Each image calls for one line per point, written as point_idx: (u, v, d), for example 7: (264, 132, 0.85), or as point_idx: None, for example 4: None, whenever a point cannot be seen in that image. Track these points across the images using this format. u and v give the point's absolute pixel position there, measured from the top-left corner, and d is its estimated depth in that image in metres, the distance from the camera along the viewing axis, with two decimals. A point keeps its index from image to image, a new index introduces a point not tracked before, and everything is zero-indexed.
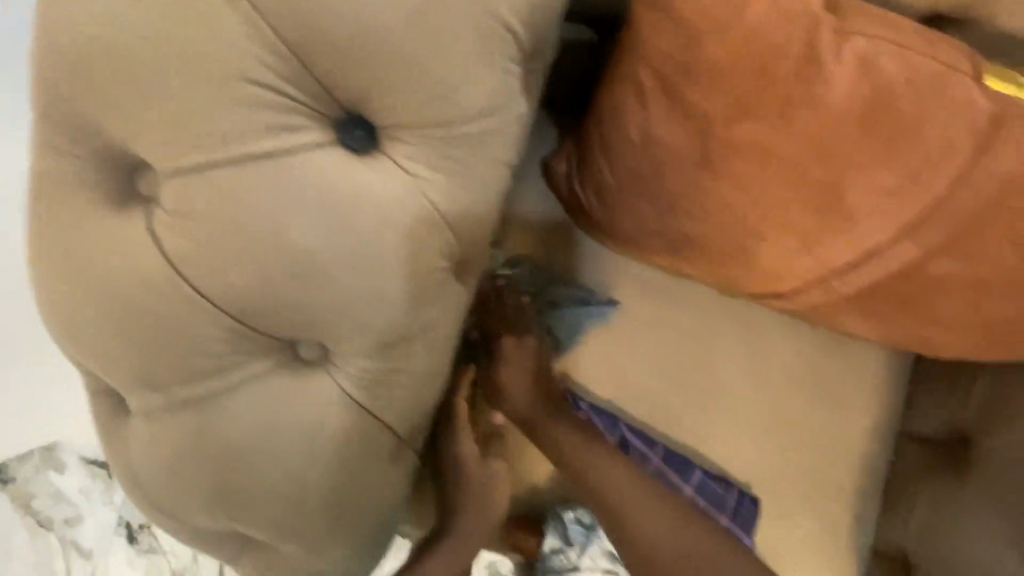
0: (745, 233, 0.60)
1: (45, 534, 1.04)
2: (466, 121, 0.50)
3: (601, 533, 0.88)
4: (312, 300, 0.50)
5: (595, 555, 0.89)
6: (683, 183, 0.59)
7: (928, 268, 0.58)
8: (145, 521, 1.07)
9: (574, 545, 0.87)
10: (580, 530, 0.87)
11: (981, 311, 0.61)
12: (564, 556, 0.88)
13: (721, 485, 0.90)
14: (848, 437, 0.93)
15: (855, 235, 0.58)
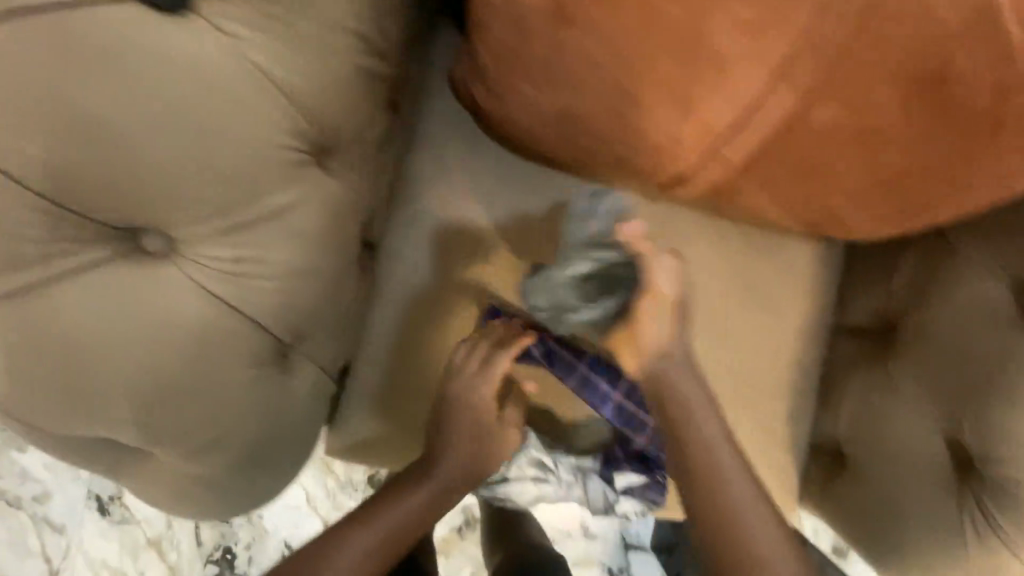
0: (620, 100, 0.58)
1: (16, 513, 1.11)
2: None
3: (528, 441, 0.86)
4: (134, 177, 0.47)
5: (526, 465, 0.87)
6: (543, 43, 0.55)
7: (808, 118, 0.55)
8: (113, 495, 1.13)
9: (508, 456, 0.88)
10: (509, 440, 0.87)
11: (875, 165, 0.58)
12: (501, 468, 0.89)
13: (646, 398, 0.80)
14: (782, 338, 0.91)
15: (726, 87, 0.55)
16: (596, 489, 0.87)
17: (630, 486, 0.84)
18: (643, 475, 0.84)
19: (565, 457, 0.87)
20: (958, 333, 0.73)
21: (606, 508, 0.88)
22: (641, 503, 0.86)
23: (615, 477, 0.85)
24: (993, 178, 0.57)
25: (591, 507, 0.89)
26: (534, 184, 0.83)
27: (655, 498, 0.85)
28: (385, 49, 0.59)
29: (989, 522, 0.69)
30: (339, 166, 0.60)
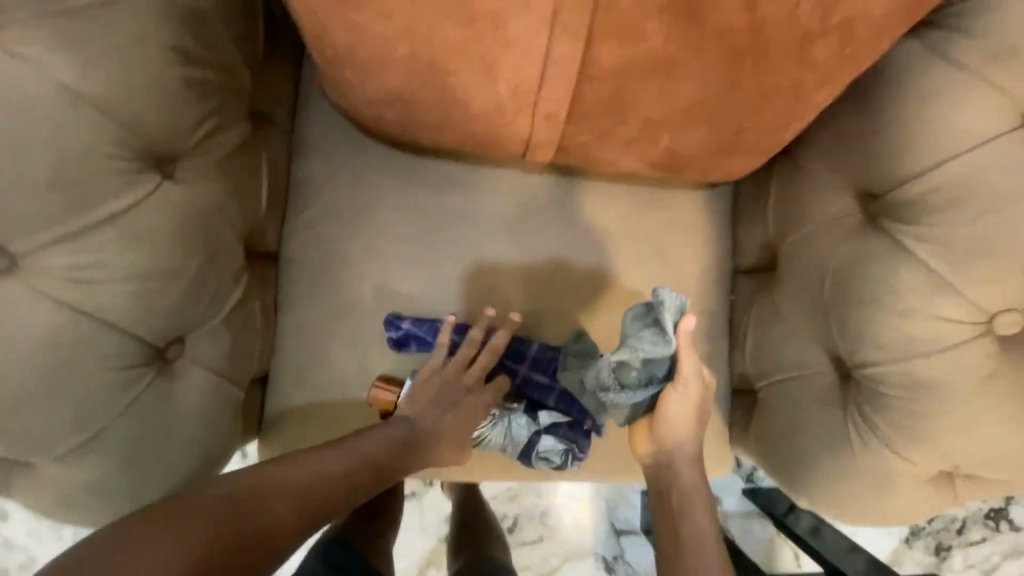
0: (427, 70, 0.62)
1: None
2: None
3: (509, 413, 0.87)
4: None
5: (507, 432, 0.87)
6: (338, 28, 0.59)
7: (596, 59, 0.59)
8: None
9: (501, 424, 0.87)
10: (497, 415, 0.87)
11: (676, 96, 0.62)
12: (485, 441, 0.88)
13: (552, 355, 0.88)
14: (683, 286, 0.93)
15: (514, 43, 0.58)
16: (520, 426, 0.86)
17: (553, 421, 0.86)
18: (565, 417, 0.87)
19: (520, 419, 0.87)
20: (816, 248, 0.74)
21: (527, 453, 0.87)
22: (563, 449, 0.86)
23: (543, 438, 0.86)
24: (784, 92, 0.61)
25: (512, 449, 0.87)
26: (419, 177, 0.87)
27: (579, 443, 0.86)
28: (206, 57, 0.62)
29: (866, 423, 0.70)
30: (184, 167, 0.64)
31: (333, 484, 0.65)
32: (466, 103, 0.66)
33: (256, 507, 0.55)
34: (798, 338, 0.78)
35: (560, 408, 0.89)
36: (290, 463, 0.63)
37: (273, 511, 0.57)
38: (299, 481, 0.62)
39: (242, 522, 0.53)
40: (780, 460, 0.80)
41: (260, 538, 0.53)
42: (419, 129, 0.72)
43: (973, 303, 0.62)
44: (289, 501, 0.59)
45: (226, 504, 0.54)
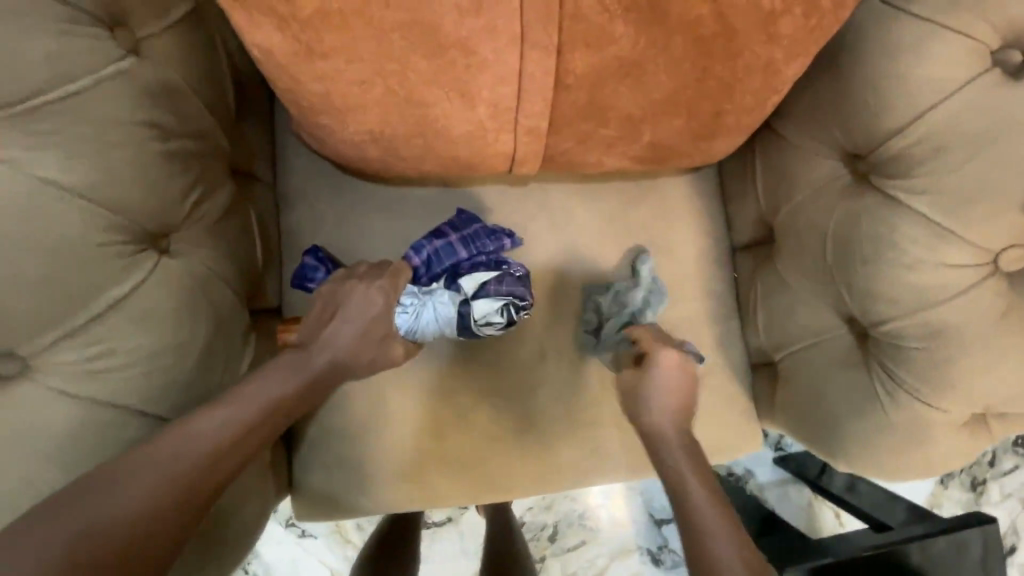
0: (404, 104, 0.62)
1: None
2: (41, 93, 0.52)
3: (431, 295, 0.79)
4: None
5: (437, 305, 0.79)
6: (310, 78, 0.59)
7: (569, 68, 0.59)
8: None
9: (423, 299, 0.79)
10: (414, 299, 0.79)
11: (651, 91, 0.63)
12: (412, 300, 0.79)
13: (485, 235, 0.83)
14: (683, 271, 0.94)
15: (486, 66, 0.58)
16: (446, 304, 0.79)
17: (481, 283, 0.79)
18: (490, 274, 0.80)
19: (442, 292, 0.79)
20: (810, 214, 0.75)
21: (467, 326, 0.79)
22: (501, 306, 0.78)
23: (473, 303, 0.78)
24: (758, 71, 0.62)
25: (449, 328, 0.80)
26: (410, 207, 0.87)
27: (515, 293, 0.79)
28: (183, 129, 0.62)
29: (892, 379, 0.71)
30: (179, 239, 0.64)
31: (218, 464, 0.57)
32: (446, 131, 0.66)
33: (112, 506, 0.50)
34: (807, 304, 0.79)
35: (491, 287, 0.79)
36: (161, 441, 0.56)
37: (133, 506, 0.51)
38: (177, 456, 0.55)
39: (98, 530, 0.49)
40: (812, 428, 0.80)
41: (125, 540, 0.50)
42: (404, 161, 0.72)
43: (973, 246, 0.63)
44: (158, 482, 0.53)
45: (81, 514, 0.49)
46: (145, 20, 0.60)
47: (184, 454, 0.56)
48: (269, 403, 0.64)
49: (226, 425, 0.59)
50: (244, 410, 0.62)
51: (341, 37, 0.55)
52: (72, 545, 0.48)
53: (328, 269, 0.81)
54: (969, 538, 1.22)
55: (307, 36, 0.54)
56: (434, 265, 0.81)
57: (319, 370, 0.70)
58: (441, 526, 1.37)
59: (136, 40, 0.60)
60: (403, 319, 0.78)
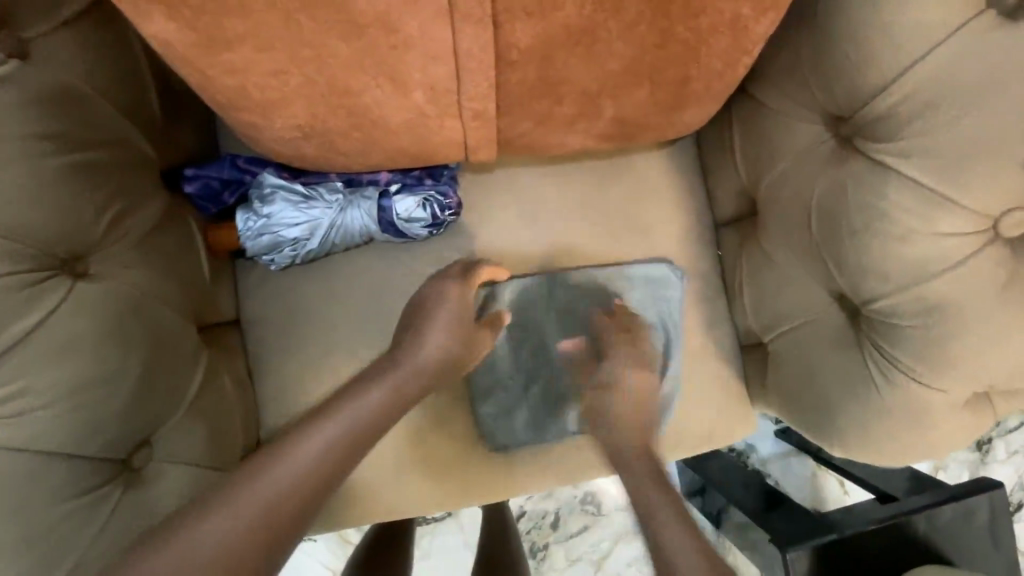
0: (331, 94, 0.56)
1: None
2: None
3: (359, 191, 0.80)
4: None
5: (362, 203, 0.80)
6: (220, 72, 0.52)
7: (506, 42, 0.53)
8: None
9: (347, 195, 0.80)
10: (337, 192, 0.80)
11: (604, 59, 0.56)
12: (335, 196, 0.80)
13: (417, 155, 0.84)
14: (662, 253, 0.90)
15: (416, 45, 0.51)
16: (369, 198, 0.80)
17: (406, 181, 0.81)
18: (416, 176, 0.82)
19: (366, 188, 0.81)
20: (795, 185, 0.70)
21: (390, 222, 0.80)
22: (422, 204, 0.80)
23: (395, 200, 0.79)
24: (724, 29, 0.55)
25: (374, 226, 0.80)
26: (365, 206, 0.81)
27: (435, 189, 0.80)
28: (89, 137, 0.57)
29: (886, 359, 0.65)
30: (100, 261, 0.59)
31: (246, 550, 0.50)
32: (385, 121, 0.60)
33: (284, 466, 0.56)
34: (795, 281, 0.74)
35: (417, 185, 0.81)
36: (325, 417, 0.62)
37: (315, 457, 0.58)
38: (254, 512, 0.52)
39: (290, 498, 0.55)
40: (806, 412, 0.76)
41: (309, 489, 0.56)
42: (346, 156, 0.66)
43: (974, 213, 0.57)
44: (239, 513, 0.52)
45: (265, 482, 0.55)
46: (32, 22, 0.55)
47: (285, 485, 0.55)
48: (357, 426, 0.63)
49: (292, 477, 0.56)
50: (358, 414, 0.64)
51: (242, 23, 0.48)
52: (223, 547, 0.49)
53: (236, 163, 0.78)
54: (976, 505, 1.18)
55: (208, 24, 0.48)
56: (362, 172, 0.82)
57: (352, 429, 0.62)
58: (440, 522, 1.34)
59: (24, 41, 0.54)
60: (326, 212, 0.79)
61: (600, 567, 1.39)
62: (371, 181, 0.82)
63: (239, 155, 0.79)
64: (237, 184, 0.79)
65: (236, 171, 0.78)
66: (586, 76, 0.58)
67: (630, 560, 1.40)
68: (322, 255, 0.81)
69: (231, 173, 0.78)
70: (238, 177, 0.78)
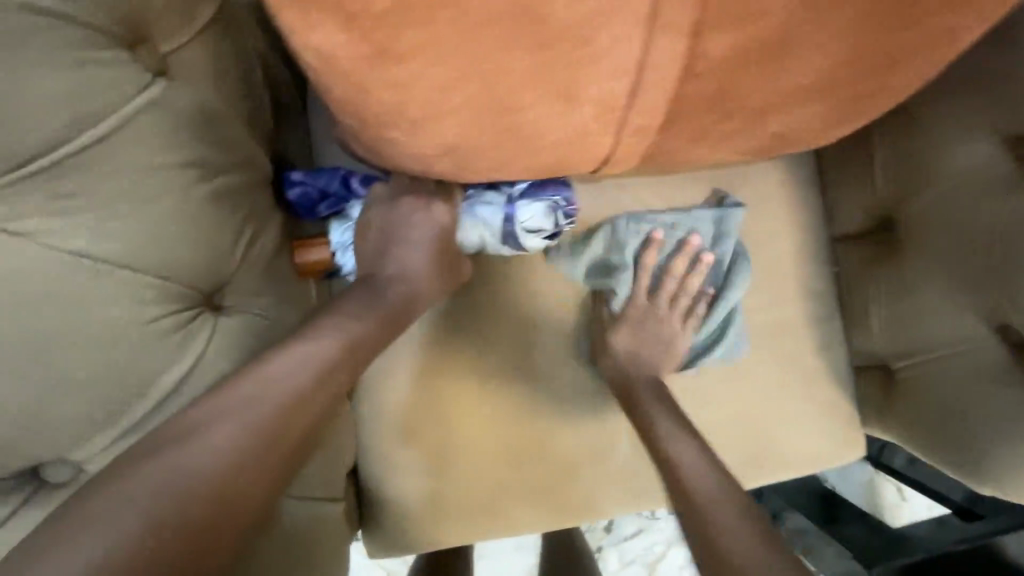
0: (494, 111, 0.51)
1: None
2: (59, 146, 0.43)
3: (483, 201, 0.74)
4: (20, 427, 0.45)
5: (486, 214, 0.73)
6: (380, 87, 0.48)
7: (700, 54, 0.47)
8: None
9: (474, 206, 0.74)
10: (467, 202, 0.74)
11: (795, 73, 0.51)
12: (464, 206, 0.74)
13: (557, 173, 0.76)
14: (773, 270, 0.86)
15: (601, 59, 0.46)
16: (492, 208, 0.73)
17: (535, 193, 0.73)
18: (548, 189, 0.74)
19: (494, 199, 0.74)
20: (958, 211, 0.66)
21: (511, 233, 0.73)
22: (547, 210, 0.73)
23: (518, 211, 0.73)
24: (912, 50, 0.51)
25: (492, 236, 0.74)
26: (488, 227, 0.74)
27: (560, 195, 0.74)
28: (225, 159, 0.53)
29: None
30: (233, 292, 0.57)
31: (246, 478, 0.50)
32: (537, 140, 0.55)
33: (275, 395, 0.54)
34: (945, 309, 0.70)
35: (544, 197, 0.73)
36: (301, 347, 0.57)
37: (302, 404, 0.55)
38: (228, 431, 0.50)
39: (256, 437, 0.51)
40: (951, 445, 0.71)
41: (281, 436, 0.53)
42: (481, 172, 0.61)
43: None
44: (238, 433, 0.51)
45: (243, 392, 0.53)
46: (168, 34, 0.50)
47: (255, 420, 0.52)
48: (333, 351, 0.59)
49: (263, 403, 0.53)
50: (319, 349, 0.58)
51: (423, 34, 0.43)
52: (226, 456, 0.49)
53: (343, 179, 0.71)
54: None
55: (383, 38, 0.43)
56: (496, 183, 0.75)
57: (325, 348, 0.59)
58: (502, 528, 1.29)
59: (162, 58, 0.50)
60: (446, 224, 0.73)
61: (654, 570, 1.36)
62: (499, 191, 0.74)
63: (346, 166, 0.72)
64: (336, 199, 0.72)
65: (340, 186, 0.71)
66: (767, 90, 0.53)
67: (684, 563, 1.37)
68: None
69: (335, 188, 0.71)
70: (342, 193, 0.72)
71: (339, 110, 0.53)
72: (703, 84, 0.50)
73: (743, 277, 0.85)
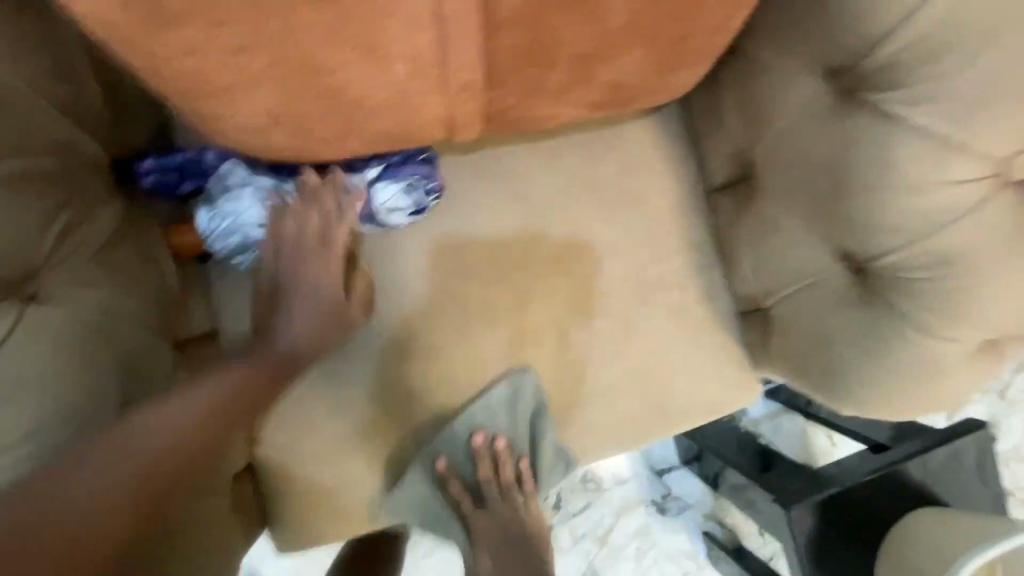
0: (303, 72, 0.50)
1: None
2: None
3: None
4: None
5: None
6: (173, 53, 0.47)
7: (496, 5, 0.48)
8: None
9: None
10: None
11: (600, 22, 0.52)
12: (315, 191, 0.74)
13: (415, 150, 0.76)
14: (655, 225, 0.88)
15: (392, 12, 0.46)
16: (348, 192, 0.74)
17: (392, 175, 0.74)
18: (406, 169, 0.75)
19: (348, 184, 0.74)
20: (794, 143, 0.68)
21: (372, 213, 0.75)
22: (406, 190, 0.75)
23: (376, 193, 0.74)
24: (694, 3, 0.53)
25: (354, 218, 0.75)
26: (346, 213, 0.74)
27: (418, 172, 0.75)
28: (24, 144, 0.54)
29: (898, 317, 0.64)
30: (54, 283, 0.58)
31: (108, 514, 0.53)
32: (362, 102, 0.55)
33: (154, 437, 0.57)
34: (795, 243, 0.73)
35: (401, 178, 0.75)
36: (188, 391, 0.61)
37: (179, 444, 0.58)
38: (104, 467, 0.53)
39: (130, 475, 0.54)
40: (811, 372, 0.75)
41: (155, 477, 0.56)
42: (319, 141, 0.60)
43: (984, 158, 0.55)
44: (109, 474, 0.53)
45: (122, 434, 0.56)
46: None
47: (131, 458, 0.55)
48: (228, 395, 0.63)
49: (147, 441, 0.56)
50: (216, 391, 0.63)
51: None
52: (91, 492, 0.52)
53: (190, 154, 0.72)
54: (963, 447, 1.17)
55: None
56: (350, 165, 0.75)
57: (222, 391, 0.63)
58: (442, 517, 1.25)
59: None
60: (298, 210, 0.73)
61: (605, 543, 1.38)
62: (354, 176, 0.75)
63: (191, 142, 0.72)
64: (190, 176, 0.72)
65: (189, 162, 0.72)
66: (581, 41, 0.54)
67: (633, 533, 1.39)
68: None
69: (183, 164, 0.71)
70: (194, 169, 0.72)
71: (149, 84, 0.52)
72: (509, 35, 0.51)
73: (625, 234, 0.87)
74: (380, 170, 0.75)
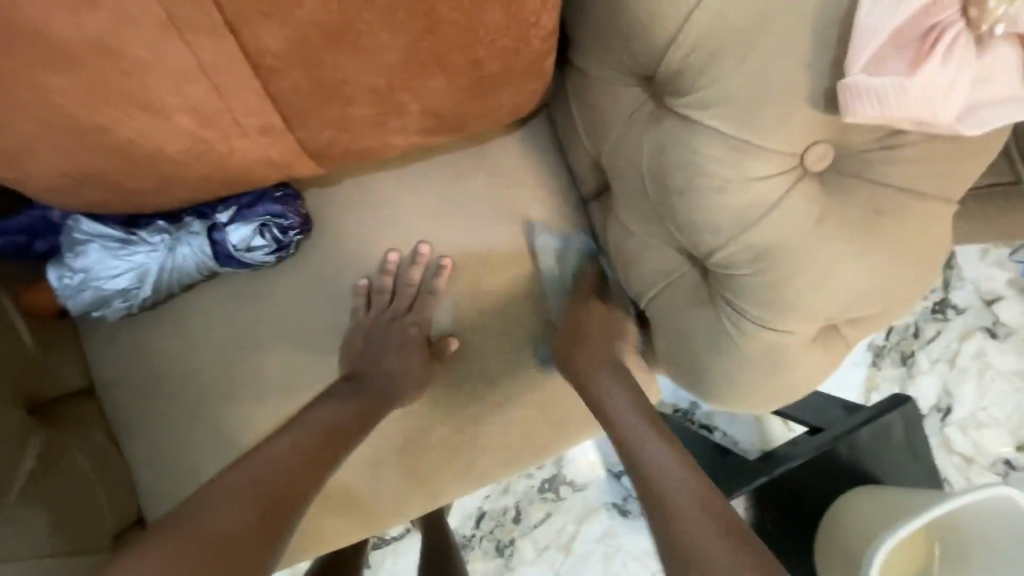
0: (83, 132, 0.52)
1: None
2: None
3: (190, 229, 0.75)
4: None
5: (194, 243, 0.74)
6: None
7: (256, 50, 0.50)
8: None
9: (178, 238, 0.74)
10: (167, 233, 0.75)
11: (377, 53, 0.53)
12: (168, 238, 0.74)
13: (268, 190, 0.76)
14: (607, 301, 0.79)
15: (151, 68, 0.48)
16: (199, 235, 0.74)
17: (243, 215, 0.75)
18: (257, 209, 0.75)
19: (199, 227, 0.75)
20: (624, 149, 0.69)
21: (226, 255, 0.75)
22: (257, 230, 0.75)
23: (228, 235, 0.74)
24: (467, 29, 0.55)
25: (210, 261, 0.75)
26: (198, 257, 0.74)
27: (270, 212, 0.75)
28: None
29: (736, 310, 0.65)
30: None
31: (244, 535, 0.58)
32: (161, 154, 0.56)
33: (264, 470, 0.65)
34: (650, 247, 0.72)
35: (252, 218, 0.75)
36: (294, 428, 0.71)
37: (286, 475, 0.66)
38: (230, 498, 0.61)
39: (251, 503, 0.61)
40: (682, 372, 0.74)
41: (274, 504, 0.62)
42: (135, 192, 0.60)
43: (776, 152, 0.56)
44: (239, 503, 0.61)
45: (240, 475, 0.64)
46: None
47: (248, 491, 0.62)
48: (323, 431, 0.71)
49: (260, 474, 0.65)
50: (312, 428, 0.71)
51: None
52: (225, 520, 0.58)
53: (36, 213, 0.74)
54: (891, 423, 1.09)
55: None
56: (203, 211, 0.76)
57: (321, 423, 0.72)
58: (399, 541, 1.20)
59: None
60: (150, 258, 0.73)
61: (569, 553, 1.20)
62: (206, 221, 0.75)
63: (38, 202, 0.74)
64: (41, 234, 0.74)
65: (36, 221, 0.74)
66: (367, 73, 0.55)
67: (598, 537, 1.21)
68: (159, 299, 0.77)
69: (31, 224, 0.73)
70: (42, 227, 0.74)
71: None
72: (286, 75, 0.53)
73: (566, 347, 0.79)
74: (232, 212, 0.75)
